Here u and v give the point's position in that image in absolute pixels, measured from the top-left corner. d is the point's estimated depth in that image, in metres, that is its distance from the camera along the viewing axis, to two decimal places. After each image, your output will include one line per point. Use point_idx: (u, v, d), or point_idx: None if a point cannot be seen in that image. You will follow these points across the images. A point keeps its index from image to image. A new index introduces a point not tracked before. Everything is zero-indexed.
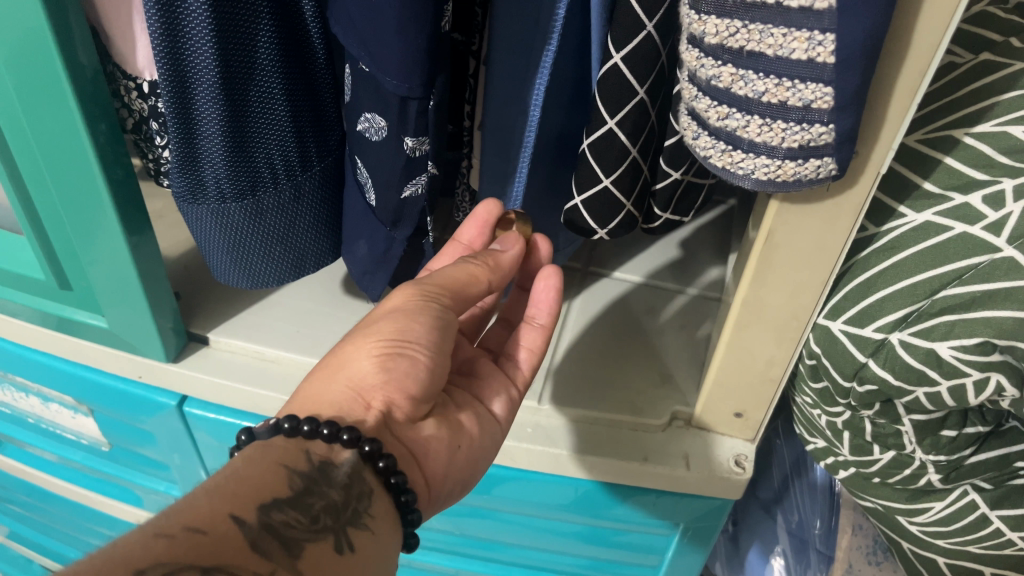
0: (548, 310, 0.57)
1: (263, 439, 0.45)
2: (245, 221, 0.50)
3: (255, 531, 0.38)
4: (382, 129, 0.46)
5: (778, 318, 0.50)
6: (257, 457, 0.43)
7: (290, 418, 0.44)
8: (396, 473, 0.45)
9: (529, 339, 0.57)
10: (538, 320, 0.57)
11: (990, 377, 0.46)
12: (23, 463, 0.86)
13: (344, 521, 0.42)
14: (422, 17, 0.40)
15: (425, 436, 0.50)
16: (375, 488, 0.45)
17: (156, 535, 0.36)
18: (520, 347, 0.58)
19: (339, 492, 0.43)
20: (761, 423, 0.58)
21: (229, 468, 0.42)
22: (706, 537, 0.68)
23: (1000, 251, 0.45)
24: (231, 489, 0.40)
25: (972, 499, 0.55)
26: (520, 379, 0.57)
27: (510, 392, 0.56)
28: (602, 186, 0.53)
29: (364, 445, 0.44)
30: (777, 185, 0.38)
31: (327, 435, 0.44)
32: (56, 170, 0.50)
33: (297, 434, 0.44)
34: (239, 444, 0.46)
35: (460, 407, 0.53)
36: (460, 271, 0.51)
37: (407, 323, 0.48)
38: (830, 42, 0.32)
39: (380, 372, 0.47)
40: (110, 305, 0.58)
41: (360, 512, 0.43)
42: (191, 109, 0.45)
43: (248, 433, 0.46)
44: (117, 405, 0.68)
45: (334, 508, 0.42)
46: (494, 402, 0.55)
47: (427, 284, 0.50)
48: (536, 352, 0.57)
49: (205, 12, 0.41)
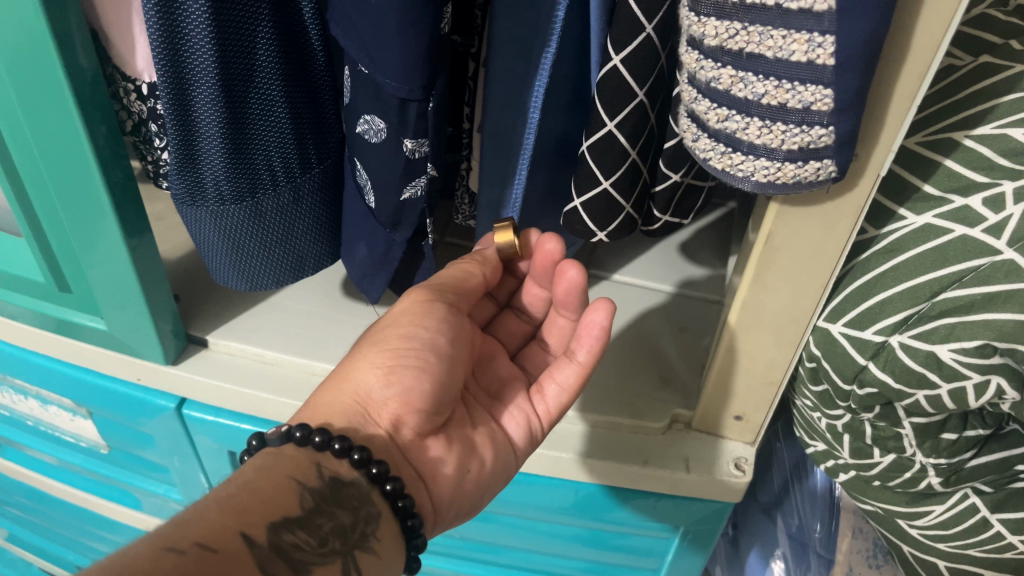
0: (588, 347, 0.53)
1: (274, 447, 0.45)
2: (245, 223, 0.50)
3: (264, 552, 0.38)
4: (381, 130, 0.46)
5: (779, 321, 0.50)
6: (270, 467, 0.43)
7: (302, 427, 0.44)
8: (403, 496, 0.45)
9: (562, 374, 0.55)
10: (576, 356, 0.54)
11: (990, 381, 0.46)
12: (23, 466, 0.85)
13: (352, 543, 0.42)
14: (421, 18, 0.40)
15: (433, 444, 0.50)
16: (382, 511, 0.45)
17: (166, 539, 0.36)
18: (553, 382, 0.55)
19: (348, 514, 0.43)
20: (761, 425, 0.58)
21: (242, 476, 0.42)
22: (706, 541, 0.68)
23: (1000, 253, 0.45)
24: (240, 503, 0.40)
25: (972, 502, 0.55)
26: (544, 414, 0.56)
27: (529, 416, 0.55)
28: (601, 188, 0.53)
29: (373, 467, 0.44)
30: (777, 187, 0.38)
31: (338, 449, 0.44)
32: (56, 173, 0.50)
33: (308, 443, 0.44)
34: (251, 450, 0.47)
35: (475, 426, 0.53)
36: (456, 268, 0.52)
37: (412, 330, 0.49)
38: (829, 44, 0.32)
39: (388, 385, 0.47)
40: (110, 308, 0.58)
41: (368, 534, 0.43)
42: (190, 109, 0.45)
43: (260, 439, 0.46)
44: (116, 408, 0.68)
45: (342, 530, 0.42)
46: (512, 427, 0.55)
47: (444, 287, 0.51)
48: (566, 391, 0.55)
49: (204, 12, 0.41)
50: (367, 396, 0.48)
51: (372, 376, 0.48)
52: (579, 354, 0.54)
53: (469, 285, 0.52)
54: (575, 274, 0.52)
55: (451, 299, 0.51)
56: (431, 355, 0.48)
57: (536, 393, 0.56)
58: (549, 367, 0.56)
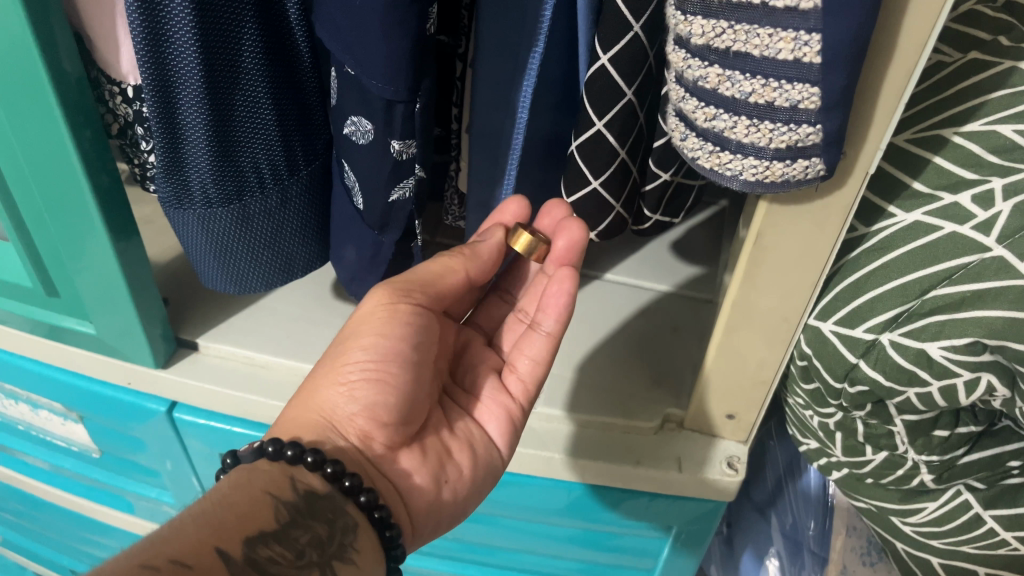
0: (555, 316, 0.52)
1: (247, 463, 0.44)
2: (232, 226, 0.50)
3: (240, 567, 0.38)
4: (368, 132, 0.46)
5: (770, 321, 0.49)
6: (244, 481, 0.43)
7: (274, 441, 0.44)
8: (379, 507, 0.45)
9: (532, 348, 0.54)
10: (543, 326, 0.53)
11: (981, 378, 0.46)
12: (12, 470, 0.85)
13: (330, 554, 0.42)
14: (406, 19, 0.39)
15: (405, 457, 0.49)
16: (359, 523, 0.44)
17: (139, 558, 0.36)
18: (524, 357, 0.54)
19: (324, 526, 0.43)
20: (753, 424, 0.58)
21: (216, 491, 0.42)
22: (699, 541, 0.67)
23: (990, 250, 0.44)
24: (215, 519, 0.40)
25: (965, 499, 0.55)
26: (519, 390, 0.55)
27: (511, 413, 0.54)
28: (591, 187, 0.53)
29: (345, 480, 0.44)
30: (766, 186, 0.38)
31: (310, 463, 0.43)
32: (42, 178, 0.49)
33: (280, 457, 0.44)
34: (225, 467, 0.47)
35: (454, 432, 0.53)
36: (436, 266, 0.51)
37: (376, 339, 0.48)
38: (816, 42, 0.32)
39: (353, 400, 0.47)
40: (98, 314, 0.58)
41: (346, 544, 0.43)
42: (176, 112, 0.44)
43: (234, 457, 0.46)
44: (107, 413, 0.67)
45: (319, 541, 0.42)
46: (492, 426, 0.54)
47: (407, 284, 0.50)
48: (540, 364, 0.54)
49: (188, 16, 0.40)
50: (365, 412, 0.47)
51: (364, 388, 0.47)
52: (546, 323, 0.53)
53: (446, 281, 0.51)
54: (580, 229, 0.50)
55: (418, 299, 0.50)
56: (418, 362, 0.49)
57: (510, 374, 0.55)
58: (520, 343, 0.55)
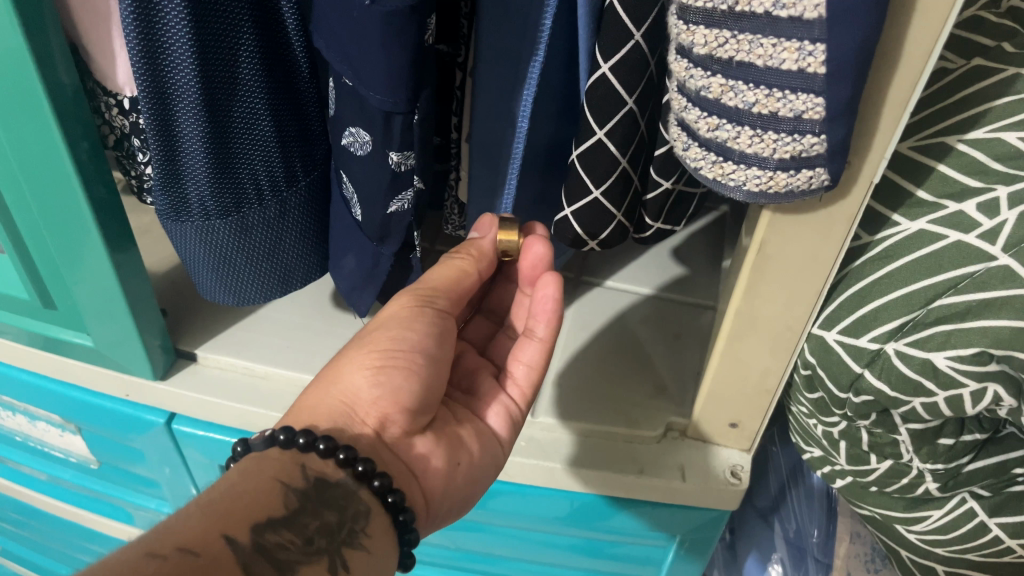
0: (546, 323, 0.53)
1: (258, 451, 0.44)
2: (230, 238, 0.49)
3: (247, 553, 0.38)
4: (367, 144, 0.46)
5: (774, 329, 0.49)
6: (254, 469, 0.42)
7: (286, 429, 0.44)
8: (393, 491, 0.44)
9: (525, 353, 0.54)
10: (536, 333, 0.53)
11: (987, 388, 0.45)
12: (11, 481, 0.84)
13: (339, 541, 0.41)
14: (403, 31, 0.39)
15: (419, 441, 0.48)
16: (372, 507, 0.44)
17: (149, 545, 0.36)
18: (518, 362, 0.55)
19: (335, 513, 0.42)
20: (756, 433, 0.58)
21: (225, 479, 0.42)
22: (704, 547, 0.67)
23: (995, 260, 0.44)
24: (223, 507, 0.39)
25: (970, 506, 0.55)
26: (519, 396, 0.55)
27: (509, 408, 0.54)
28: (594, 197, 0.52)
29: (359, 466, 0.43)
30: (769, 197, 0.37)
31: (322, 450, 0.43)
32: (37, 190, 0.49)
33: (293, 445, 0.43)
34: (234, 454, 0.45)
35: (459, 421, 0.52)
36: (447, 269, 0.50)
37: (400, 332, 0.48)
38: (820, 52, 0.32)
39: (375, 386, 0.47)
40: (96, 324, 0.57)
41: (357, 530, 0.42)
42: (173, 126, 0.44)
43: (243, 444, 0.45)
44: (105, 424, 0.67)
45: (329, 529, 0.41)
46: (493, 419, 0.54)
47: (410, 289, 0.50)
48: (535, 368, 0.54)
49: (184, 31, 0.40)
50: (372, 415, 0.47)
51: (363, 400, 0.47)
52: (539, 330, 0.53)
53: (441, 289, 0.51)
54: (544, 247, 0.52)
55: (441, 304, 0.50)
56: (419, 357, 0.48)
57: (507, 379, 0.55)
58: (513, 350, 0.55)
